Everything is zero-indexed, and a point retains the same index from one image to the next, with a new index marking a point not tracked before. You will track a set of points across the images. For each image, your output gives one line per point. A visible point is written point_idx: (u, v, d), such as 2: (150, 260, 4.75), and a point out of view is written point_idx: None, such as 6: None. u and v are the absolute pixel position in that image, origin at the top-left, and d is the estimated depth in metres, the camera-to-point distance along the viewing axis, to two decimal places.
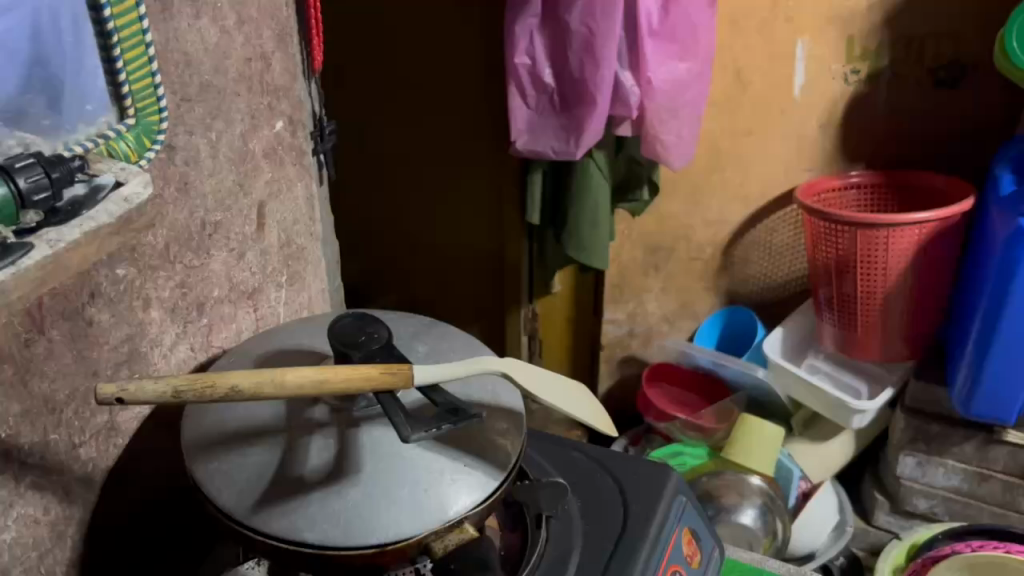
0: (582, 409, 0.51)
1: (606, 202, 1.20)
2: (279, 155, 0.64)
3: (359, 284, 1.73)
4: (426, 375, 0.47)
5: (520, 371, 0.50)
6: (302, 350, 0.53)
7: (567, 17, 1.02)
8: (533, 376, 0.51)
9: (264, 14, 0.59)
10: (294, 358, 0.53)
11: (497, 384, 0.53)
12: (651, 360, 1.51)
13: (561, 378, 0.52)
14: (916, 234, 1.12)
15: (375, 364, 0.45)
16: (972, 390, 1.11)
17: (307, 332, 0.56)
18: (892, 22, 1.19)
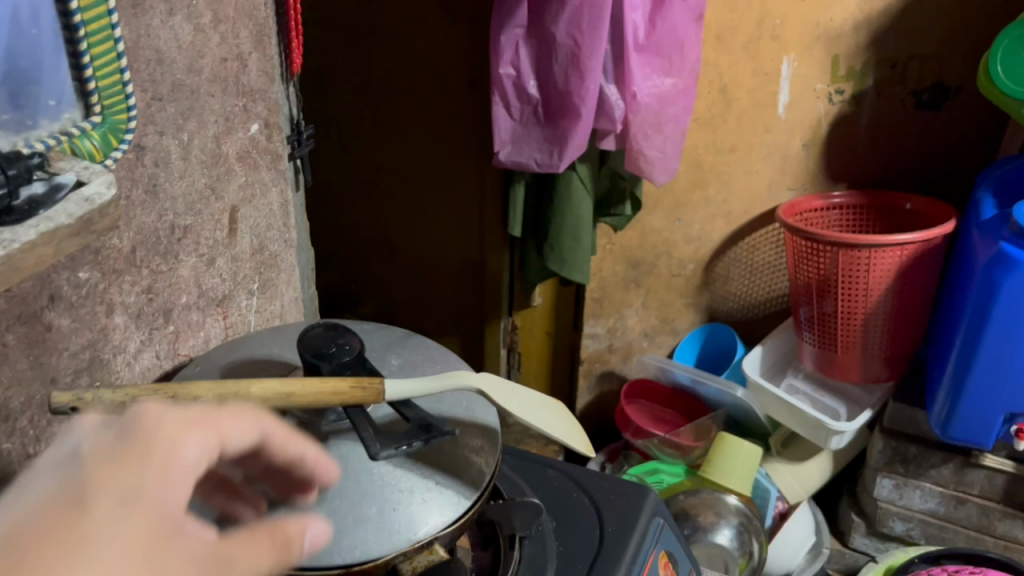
0: (564, 429, 0.51)
1: (588, 215, 1.19)
2: (253, 158, 0.62)
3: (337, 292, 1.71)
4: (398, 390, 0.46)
5: (495, 388, 0.50)
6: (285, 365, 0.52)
7: (552, 28, 1.01)
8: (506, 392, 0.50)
9: (241, 14, 0.57)
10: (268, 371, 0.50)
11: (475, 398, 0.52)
12: (630, 376, 1.49)
13: (541, 398, 0.52)
14: (898, 255, 1.12)
15: (344, 376, 0.43)
16: (951, 412, 1.11)
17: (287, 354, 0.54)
18: (877, 44, 1.19)
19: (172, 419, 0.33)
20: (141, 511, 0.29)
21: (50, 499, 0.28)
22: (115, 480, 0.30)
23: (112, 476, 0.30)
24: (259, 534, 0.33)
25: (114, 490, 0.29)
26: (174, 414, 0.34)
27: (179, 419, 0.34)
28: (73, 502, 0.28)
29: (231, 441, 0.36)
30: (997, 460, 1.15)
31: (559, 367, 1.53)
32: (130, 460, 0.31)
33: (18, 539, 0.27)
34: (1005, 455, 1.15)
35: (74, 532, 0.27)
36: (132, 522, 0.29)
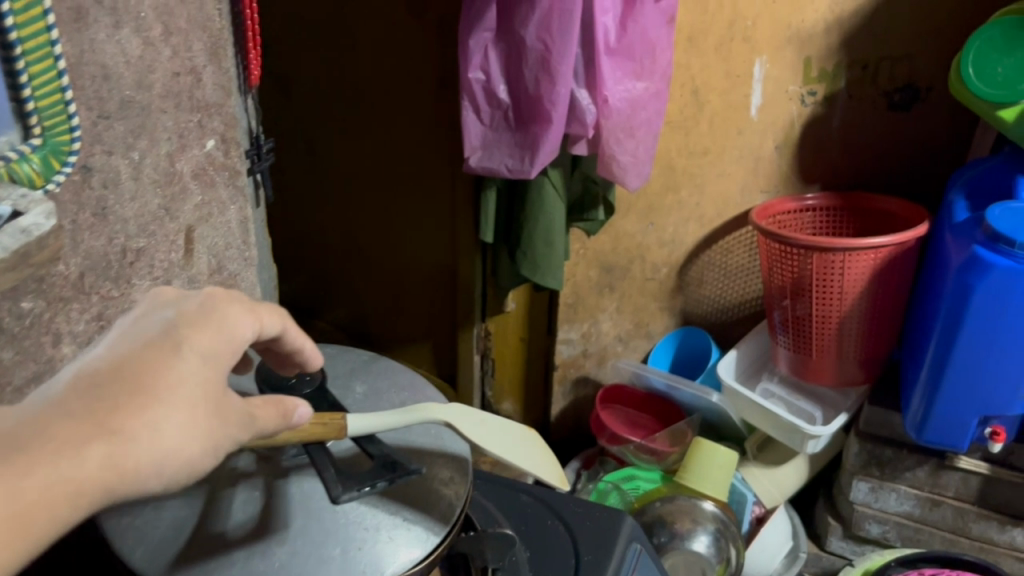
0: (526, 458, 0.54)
1: (561, 221, 1.18)
2: (209, 176, 0.59)
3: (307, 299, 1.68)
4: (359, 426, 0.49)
5: (464, 421, 0.53)
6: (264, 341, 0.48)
7: (522, 32, 0.99)
8: (476, 424, 0.53)
9: (194, 25, 0.55)
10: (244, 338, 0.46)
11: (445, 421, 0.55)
12: (605, 380, 1.48)
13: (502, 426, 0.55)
14: (871, 259, 1.11)
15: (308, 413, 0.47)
16: (926, 415, 1.10)
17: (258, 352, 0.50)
18: (849, 45, 1.18)
19: (236, 303, 0.44)
20: (213, 366, 0.40)
21: (152, 342, 0.39)
22: (198, 340, 0.40)
23: (200, 334, 0.41)
24: (267, 402, 0.43)
25: (197, 349, 0.40)
26: (236, 299, 0.44)
27: (237, 302, 0.44)
28: (169, 352, 0.39)
29: (268, 327, 0.45)
30: (972, 462, 1.16)
31: (533, 373, 1.52)
32: (207, 326, 0.41)
33: (134, 370, 0.38)
34: (980, 456, 1.15)
35: (170, 372, 0.38)
36: (206, 374, 0.40)
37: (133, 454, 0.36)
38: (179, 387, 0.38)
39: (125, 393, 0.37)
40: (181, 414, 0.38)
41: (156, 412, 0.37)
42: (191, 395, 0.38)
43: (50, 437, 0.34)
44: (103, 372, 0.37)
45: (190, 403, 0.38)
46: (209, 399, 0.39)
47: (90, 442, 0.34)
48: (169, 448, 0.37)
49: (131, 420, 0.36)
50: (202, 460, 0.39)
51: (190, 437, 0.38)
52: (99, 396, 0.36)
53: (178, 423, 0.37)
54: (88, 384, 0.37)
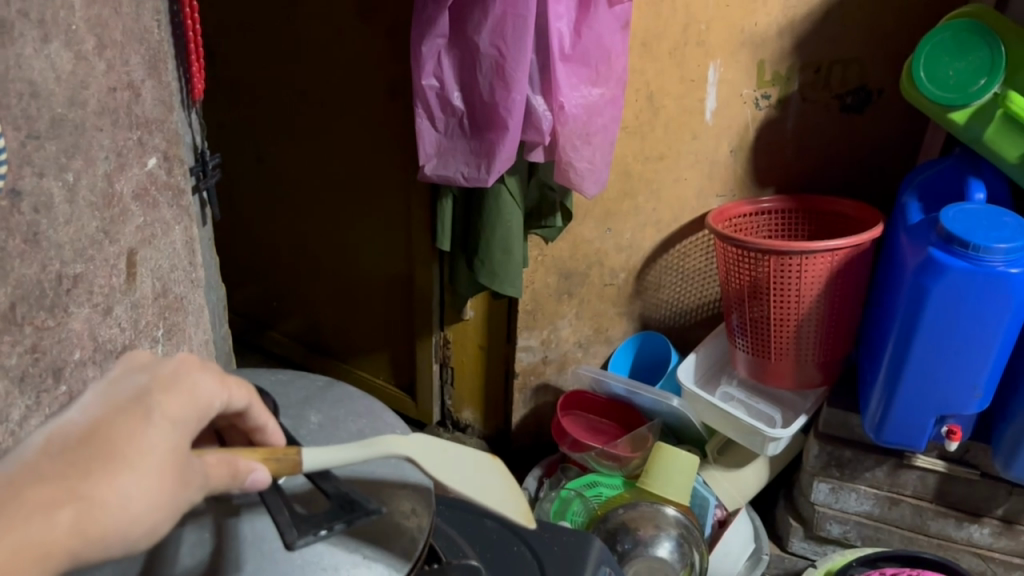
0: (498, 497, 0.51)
1: (518, 228, 1.16)
2: (151, 195, 0.57)
3: None
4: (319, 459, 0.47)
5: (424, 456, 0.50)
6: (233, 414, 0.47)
7: (475, 38, 0.97)
8: (439, 456, 0.51)
9: (130, 37, 0.52)
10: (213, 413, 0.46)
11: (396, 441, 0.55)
12: (565, 387, 1.47)
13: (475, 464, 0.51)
14: (828, 262, 1.12)
15: (257, 449, 0.45)
16: (884, 416, 1.11)
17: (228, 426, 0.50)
18: (801, 48, 1.19)
19: (211, 369, 0.45)
20: (184, 431, 0.41)
21: (124, 406, 0.40)
22: (170, 404, 0.41)
23: (173, 399, 0.41)
24: (218, 460, 0.42)
25: (169, 414, 0.40)
26: (206, 367, 0.44)
27: (208, 372, 0.44)
28: (141, 418, 0.39)
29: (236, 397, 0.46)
30: (929, 461, 1.17)
31: (493, 381, 1.50)
32: (178, 391, 0.42)
33: (106, 436, 0.38)
34: (937, 455, 1.16)
35: (143, 438, 0.39)
36: (178, 440, 0.40)
37: (102, 519, 0.36)
38: (149, 454, 0.38)
39: (96, 457, 0.37)
40: (150, 479, 0.38)
41: (125, 478, 0.37)
42: (161, 460, 0.39)
43: (23, 502, 0.34)
44: (74, 439, 0.38)
45: (159, 469, 0.38)
46: (180, 463, 0.39)
47: (60, 508, 0.35)
48: (135, 514, 0.37)
49: (104, 487, 0.36)
50: (164, 525, 0.39)
51: (159, 503, 0.38)
52: (70, 463, 0.36)
53: (146, 489, 0.38)
54: (60, 449, 0.37)
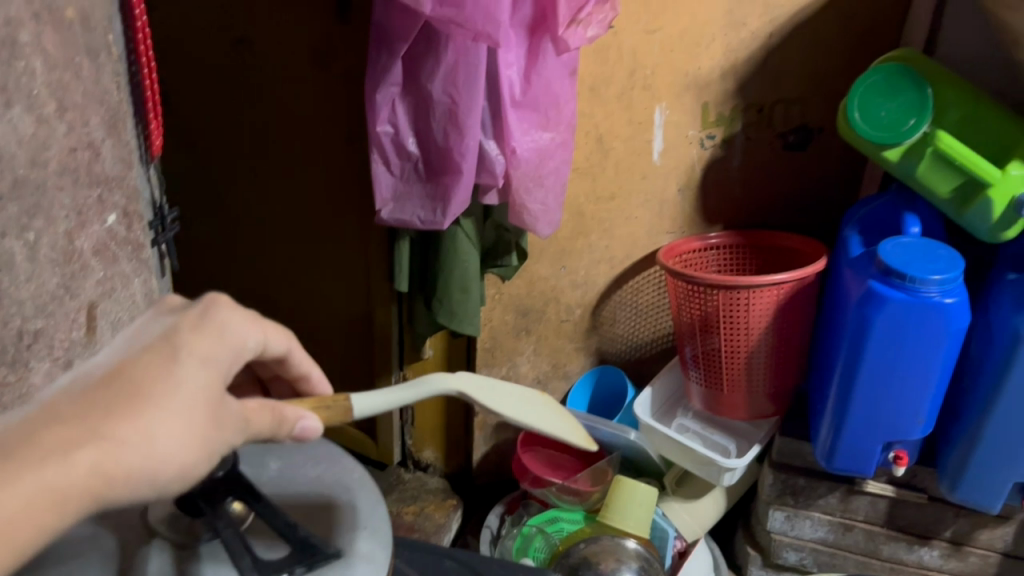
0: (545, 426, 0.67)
1: (475, 269, 1.18)
2: (110, 251, 0.58)
3: None
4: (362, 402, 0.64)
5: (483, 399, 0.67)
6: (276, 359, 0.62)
7: (428, 86, 1.00)
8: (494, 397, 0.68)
9: (90, 98, 0.54)
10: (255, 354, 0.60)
11: (360, 479, 0.63)
12: (525, 424, 1.49)
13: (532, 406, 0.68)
14: (774, 295, 1.16)
15: (310, 400, 0.61)
16: (833, 444, 1.15)
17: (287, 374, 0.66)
18: (742, 90, 1.23)
19: (237, 314, 0.54)
20: (209, 365, 0.50)
21: (162, 348, 0.49)
22: (195, 348, 0.50)
23: (201, 340, 0.50)
24: (257, 405, 0.53)
25: (197, 353, 0.50)
26: (235, 310, 0.54)
27: (230, 313, 0.53)
28: (172, 359, 0.49)
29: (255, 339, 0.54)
30: (879, 486, 1.20)
31: (453, 420, 1.51)
32: (204, 331, 0.51)
33: (145, 373, 0.47)
34: (886, 480, 1.20)
35: (175, 373, 0.48)
36: (204, 377, 0.49)
37: (141, 446, 0.45)
38: (169, 393, 0.47)
39: (133, 391, 0.46)
40: (175, 416, 0.47)
41: (148, 417, 0.46)
42: (183, 400, 0.47)
43: (68, 429, 0.43)
44: (115, 380, 0.47)
45: (186, 402, 0.48)
46: (199, 404, 0.48)
47: (104, 431, 0.44)
48: (171, 439, 0.46)
49: (143, 414, 0.46)
50: (195, 454, 0.48)
51: (194, 433, 0.48)
52: (115, 397, 0.46)
53: (174, 419, 0.47)
54: (109, 384, 0.47)
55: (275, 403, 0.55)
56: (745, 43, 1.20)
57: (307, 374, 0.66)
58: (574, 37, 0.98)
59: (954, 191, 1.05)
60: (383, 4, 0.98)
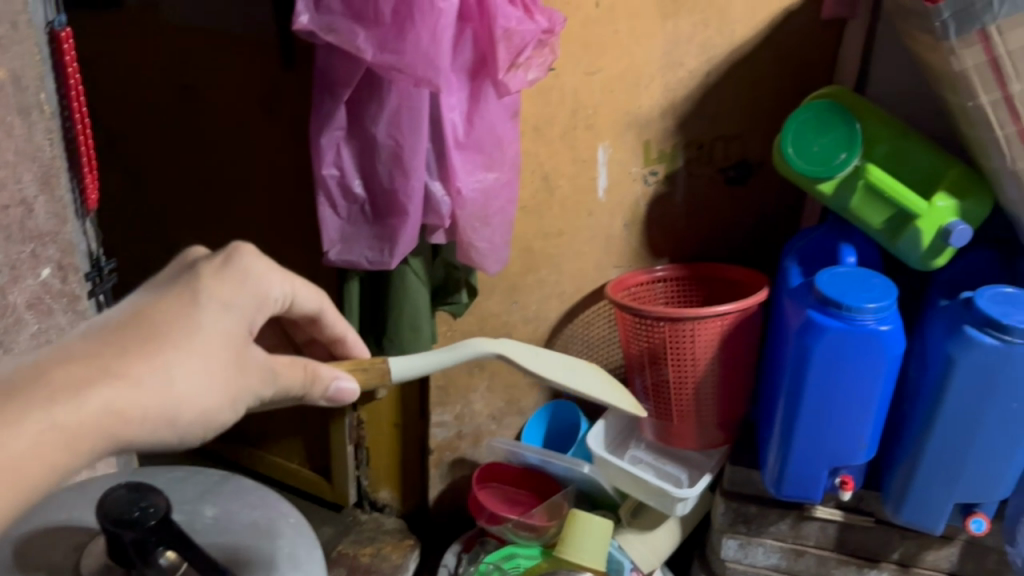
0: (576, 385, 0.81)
1: (426, 306, 1.20)
2: (45, 301, 0.82)
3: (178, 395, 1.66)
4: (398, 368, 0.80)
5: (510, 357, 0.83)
6: (313, 318, 0.79)
7: (372, 129, 1.02)
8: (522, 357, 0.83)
9: (21, 161, 0.77)
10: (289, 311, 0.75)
11: (294, 524, 0.71)
12: (481, 460, 1.49)
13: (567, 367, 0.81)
14: (718, 325, 1.18)
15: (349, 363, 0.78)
16: (781, 471, 1.17)
17: (326, 335, 0.83)
18: (682, 127, 1.27)
19: (256, 263, 0.66)
20: (230, 310, 0.62)
21: (191, 294, 0.61)
22: (218, 293, 0.62)
23: (224, 288, 0.63)
24: (285, 360, 0.67)
25: (222, 300, 0.62)
26: (257, 258, 0.67)
27: (256, 265, 0.66)
28: (199, 307, 0.60)
29: (279, 290, 0.68)
30: (828, 511, 1.22)
31: (409, 458, 1.51)
32: (227, 280, 0.63)
33: (178, 317, 0.59)
34: (834, 505, 1.22)
35: (202, 318, 0.60)
36: (227, 325, 0.61)
37: (180, 384, 0.57)
38: (189, 337, 0.58)
39: (168, 331, 0.58)
40: (191, 359, 0.58)
41: (165, 358, 0.56)
42: (204, 344, 0.59)
43: (118, 362, 0.54)
44: (152, 321, 0.58)
45: (212, 344, 0.60)
46: (217, 350, 0.60)
47: (149, 365, 0.56)
48: (202, 377, 0.58)
49: (177, 354, 0.57)
50: (222, 390, 0.60)
51: (223, 374, 0.60)
52: (153, 335, 0.57)
53: (204, 362, 0.59)
54: (147, 323, 0.58)
55: (303, 359, 0.70)
56: (683, 82, 1.23)
57: (342, 336, 0.83)
58: (515, 80, 1.00)
59: (887, 222, 1.09)
60: (325, 50, 1.00)
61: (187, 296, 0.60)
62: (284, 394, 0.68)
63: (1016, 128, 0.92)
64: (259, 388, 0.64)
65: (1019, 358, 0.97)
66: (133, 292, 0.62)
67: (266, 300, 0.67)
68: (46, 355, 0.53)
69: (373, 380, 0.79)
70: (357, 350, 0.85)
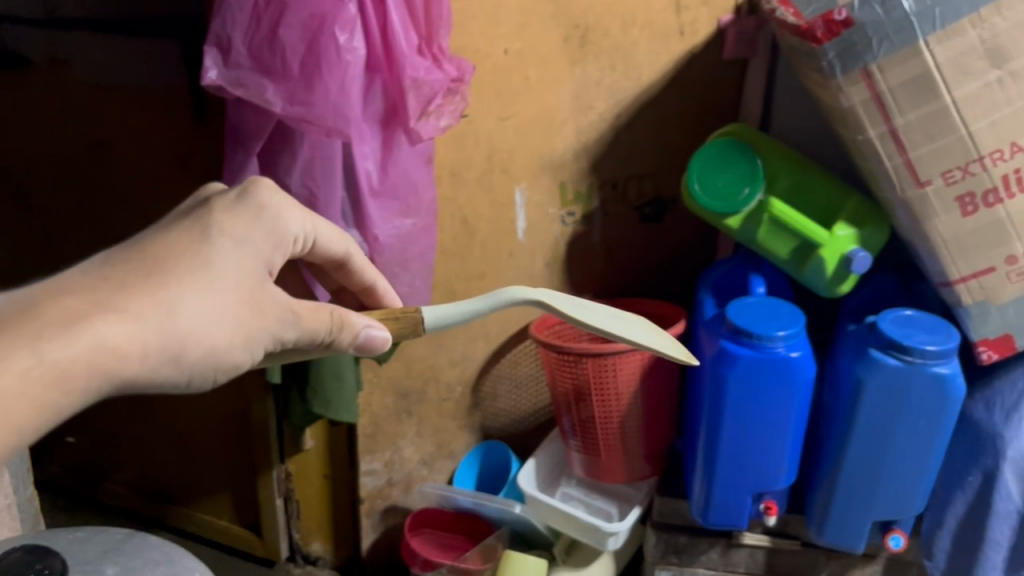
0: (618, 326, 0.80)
1: (348, 356, 1.19)
2: None
3: (103, 452, 1.63)
4: (432, 315, 0.77)
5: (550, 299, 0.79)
6: (340, 263, 0.81)
7: (287, 180, 1.03)
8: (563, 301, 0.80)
9: None
10: (316, 251, 0.77)
11: None
12: (412, 507, 1.48)
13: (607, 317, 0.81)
14: (639, 359, 1.21)
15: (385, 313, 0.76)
16: (708, 500, 1.19)
17: (355, 283, 0.84)
18: (595, 169, 1.30)
19: (275, 199, 0.69)
20: (243, 244, 0.64)
21: (207, 227, 0.63)
22: (231, 228, 0.64)
23: (238, 224, 0.65)
24: (312, 308, 0.68)
25: (234, 236, 0.64)
26: (275, 194, 0.69)
27: (273, 201, 0.69)
28: (212, 241, 0.62)
29: (298, 227, 0.71)
30: (755, 537, 1.24)
31: (340, 510, 1.49)
32: (240, 217, 0.66)
33: (189, 249, 0.61)
34: (761, 531, 1.24)
35: (216, 251, 0.62)
36: (241, 263, 0.63)
37: (188, 319, 0.58)
38: (197, 272, 0.60)
39: (176, 260, 0.60)
40: (198, 296, 0.59)
41: (172, 291, 0.58)
42: (214, 280, 0.61)
43: (126, 289, 0.56)
44: (163, 249, 0.60)
45: (223, 281, 0.61)
46: (227, 286, 0.62)
47: (155, 293, 0.57)
48: (211, 312, 0.60)
49: (187, 284, 0.59)
50: (234, 329, 0.62)
51: (233, 314, 0.62)
52: (163, 262, 0.59)
53: (213, 297, 0.60)
54: (158, 251, 0.60)
55: (330, 305, 0.70)
56: (594, 125, 1.27)
57: (374, 282, 0.84)
58: (426, 128, 1.02)
59: (791, 252, 1.13)
60: (235, 104, 1.00)
61: (197, 230, 0.63)
62: (309, 339, 0.68)
63: (903, 158, 0.97)
64: (277, 329, 0.65)
65: (922, 378, 1.01)
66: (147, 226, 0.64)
67: (283, 238, 0.69)
68: (46, 286, 0.54)
69: (405, 330, 0.75)
70: (388, 300, 0.86)
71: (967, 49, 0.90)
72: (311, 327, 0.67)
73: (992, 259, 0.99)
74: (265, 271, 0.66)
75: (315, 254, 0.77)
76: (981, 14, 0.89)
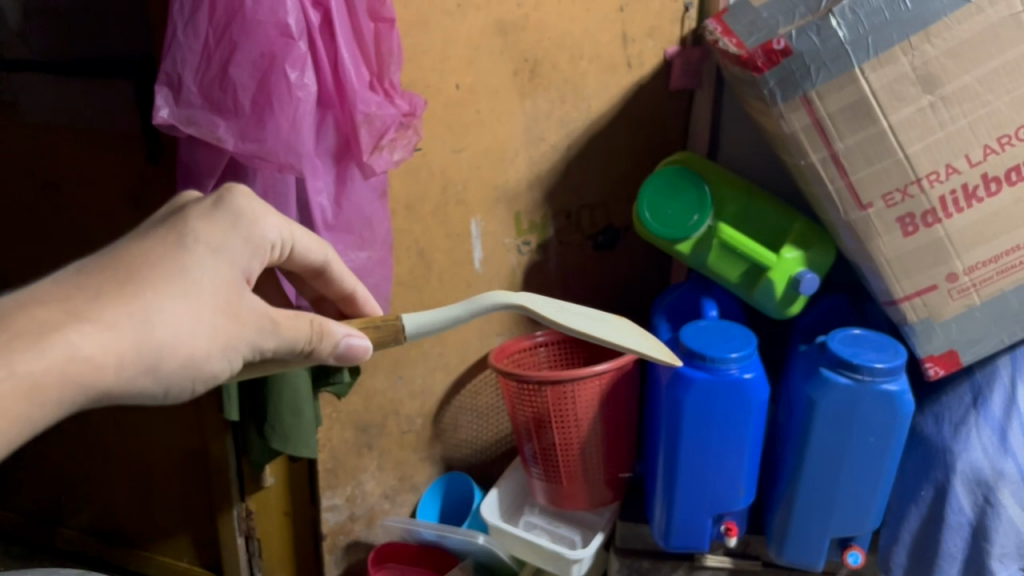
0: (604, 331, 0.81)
1: (307, 390, 1.19)
2: None
3: (58, 494, 1.60)
4: (414, 323, 0.77)
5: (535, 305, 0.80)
6: (317, 272, 0.81)
7: None
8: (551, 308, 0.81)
9: None
10: (294, 260, 0.77)
11: None
12: (376, 542, 1.46)
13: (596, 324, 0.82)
14: (597, 385, 1.22)
15: (363, 321, 0.77)
16: (669, 522, 1.20)
17: (336, 292, 0.84)
18: (550, 198, 1.32)
19: (252, 206, 0.70)
20: (218, 252, 0.65)
21: (183, 236, 0.64)
22: (208, 236, 0.65)
23: (213, 232, 0.66)
24: (291, 316, 0.69)
25: (210, 245, 0.65)
26: (251, 200, 0.70)
27: (249, 208, 0.69)
28: (188, 250, 0.64)
29: (275, 234, 0.71)
30: (718, 559, 1.24)
31: (302, 548, 1.47)
32: (216, 225, 0.67)
33: (163, 258, 0.62)
34: (723, 552, 1.24)
35: (190, 260, 0.63)
36: (216, 273, 0.65)
37: (162, 330, 0.60)
38: (172, 281, 0.62)
39: (149, 270, 0.61)
40: (173, 304, 0.61)
41: (146, 301, 0.60)
42: (189, 288, 0.62)
43: (99, 301, 0.58)
44: (137, 258, 0.62)
45: (198, 291, 0.63)
46: (203, 295, 0.63)
47: (128, 304, 0.59)
48: (186, 322, 0.62)
49: (161, 295, 0.61)
50: (210, 338, 0.63)
51: (209, 323, 0.63)
52: (137, 272, 0.61)
53: (188, 307, 0.62)
54: (133, 261, 0.61)
55: (311, 314, 0.71)
56: (546, 155, 1.29)
57: (354, 292, 0.84)
58: (379, 161, 1.03)
59: (741, 275, 1.16)
60: (187, 144, 1.01)
61: (172, 238, 0.64)
62: (290, 347, 0.69)
63: (845, 181, 1.00)
64: (255, 338, 0.66)
65: (872, 395, 1.04)
66: (126, 234, 0.66)
67: (260, 245, 0.70)
68: (21, 296, 0.57)
69: (387, 338, 0.77)
70: (368, 307, 0.86)
71: (899, 75, 0.94)
72: (291, 336, 0.68)
73: (933, 276, 1.03)
74: (242, 279, 0.67)
75: (294, 262, 0.77)
76: (911, 42, 0.92)
